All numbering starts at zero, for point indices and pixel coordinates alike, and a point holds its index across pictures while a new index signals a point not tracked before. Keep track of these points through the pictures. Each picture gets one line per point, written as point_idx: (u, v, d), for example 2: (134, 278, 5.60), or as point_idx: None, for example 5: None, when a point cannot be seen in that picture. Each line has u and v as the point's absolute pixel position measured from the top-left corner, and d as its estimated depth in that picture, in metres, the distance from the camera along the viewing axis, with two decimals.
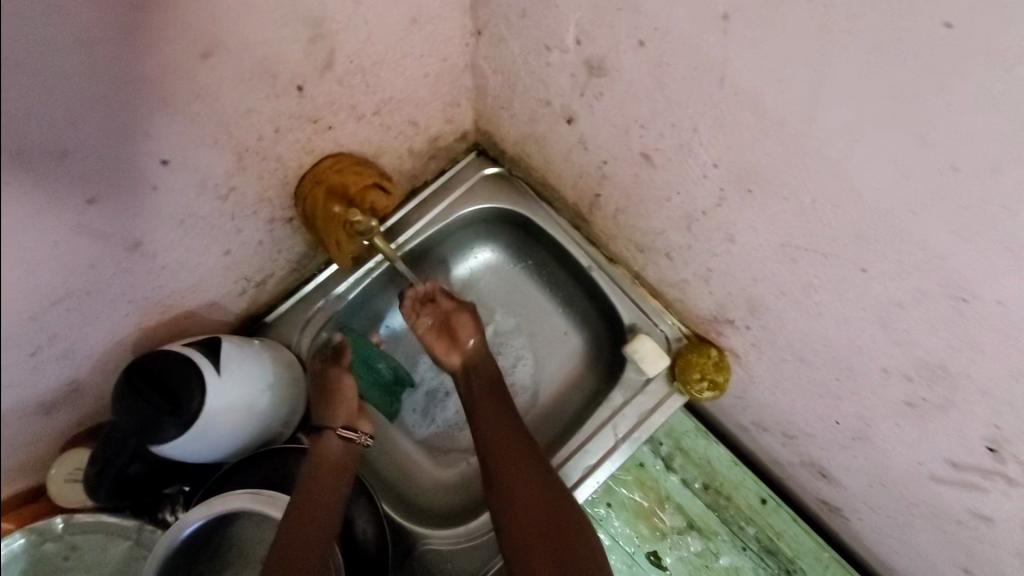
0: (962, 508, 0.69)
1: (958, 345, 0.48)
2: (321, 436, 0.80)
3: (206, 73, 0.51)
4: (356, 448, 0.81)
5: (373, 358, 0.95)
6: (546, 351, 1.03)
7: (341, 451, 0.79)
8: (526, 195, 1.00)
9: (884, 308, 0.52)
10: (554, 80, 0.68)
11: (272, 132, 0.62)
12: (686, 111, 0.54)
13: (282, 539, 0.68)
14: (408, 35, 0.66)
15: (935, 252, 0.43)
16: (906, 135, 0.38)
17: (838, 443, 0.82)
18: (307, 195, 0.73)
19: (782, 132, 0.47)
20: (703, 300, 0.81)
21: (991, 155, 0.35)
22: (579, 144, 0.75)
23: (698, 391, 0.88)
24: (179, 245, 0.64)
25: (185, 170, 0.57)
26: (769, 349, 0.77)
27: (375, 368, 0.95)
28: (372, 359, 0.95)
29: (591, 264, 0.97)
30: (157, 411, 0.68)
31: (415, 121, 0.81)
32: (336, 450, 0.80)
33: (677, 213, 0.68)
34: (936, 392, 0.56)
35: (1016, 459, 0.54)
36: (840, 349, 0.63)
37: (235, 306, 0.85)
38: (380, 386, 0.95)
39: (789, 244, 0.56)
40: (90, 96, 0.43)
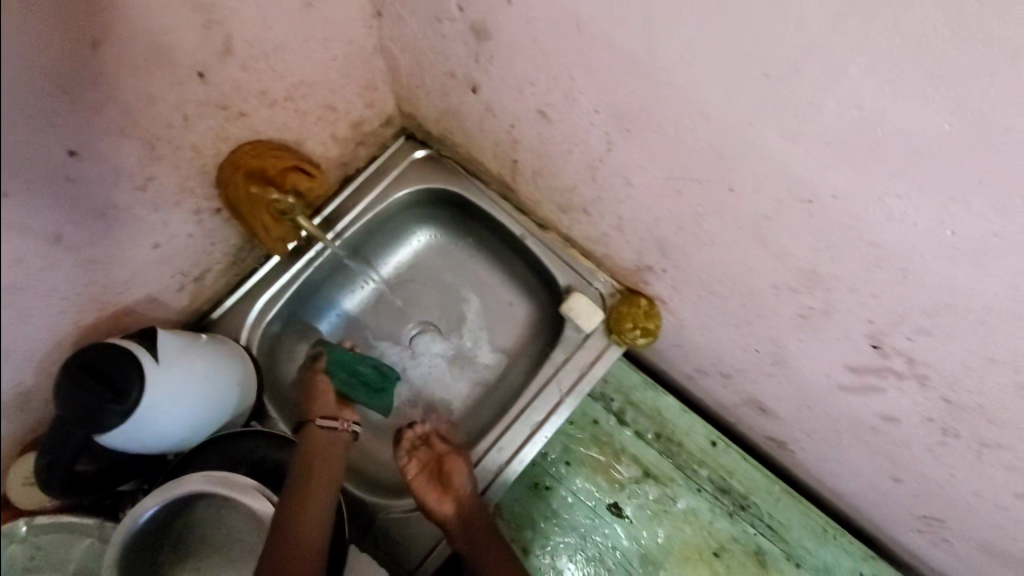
0: (873, 417, 0.73)
1: (820, 247, 0.53)
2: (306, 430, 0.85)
3: (103, 63, 0.54)
4: (343, 435, 0.86)
5: (351, 362, 0.95)
6: (493, 321, 1.07)
7: (327, 439, 0.84)
8: (456, 172, 1.02)
9: (756, 224, 0.57)
10: (451, 50, 0.72)
11: (182, 119, 0.65)
12: (560, 62, 0.59)
13: (277, 523, 0.70)
14: (306, 18, 0.70)
15: (773, 158, 0.48)
16: (725, 50, 0.43)
17: (763, 373, 0.86)
18: (228, 182, 0.76)
19: (635, 67, 0.51)
20: (624, 251, 0.86)
21: (789, 59, 0.40)
22: (487, 111, 0.79)
23: (633, 339, 0.93)
24: (102, 237, 0.67)
25: (97, 161, 0.60)
26: (686, 288, 0.81)
27: (353, 370, 0.95)
28: (349, 362, 0.95)
29: (524, 232, 1.00)
30: (99, 399, 0.69)
31: (333, 106, 0.85)
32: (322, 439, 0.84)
33: (580, 164, 0.73)
34: (818, 299, 0.61)
35: (896, 352, 0.59)
36: (736, 272, 0.67)
37: (177, 302, 0.87)
38: (364, 386, 0.95)
39: (670, 176, 0.61)
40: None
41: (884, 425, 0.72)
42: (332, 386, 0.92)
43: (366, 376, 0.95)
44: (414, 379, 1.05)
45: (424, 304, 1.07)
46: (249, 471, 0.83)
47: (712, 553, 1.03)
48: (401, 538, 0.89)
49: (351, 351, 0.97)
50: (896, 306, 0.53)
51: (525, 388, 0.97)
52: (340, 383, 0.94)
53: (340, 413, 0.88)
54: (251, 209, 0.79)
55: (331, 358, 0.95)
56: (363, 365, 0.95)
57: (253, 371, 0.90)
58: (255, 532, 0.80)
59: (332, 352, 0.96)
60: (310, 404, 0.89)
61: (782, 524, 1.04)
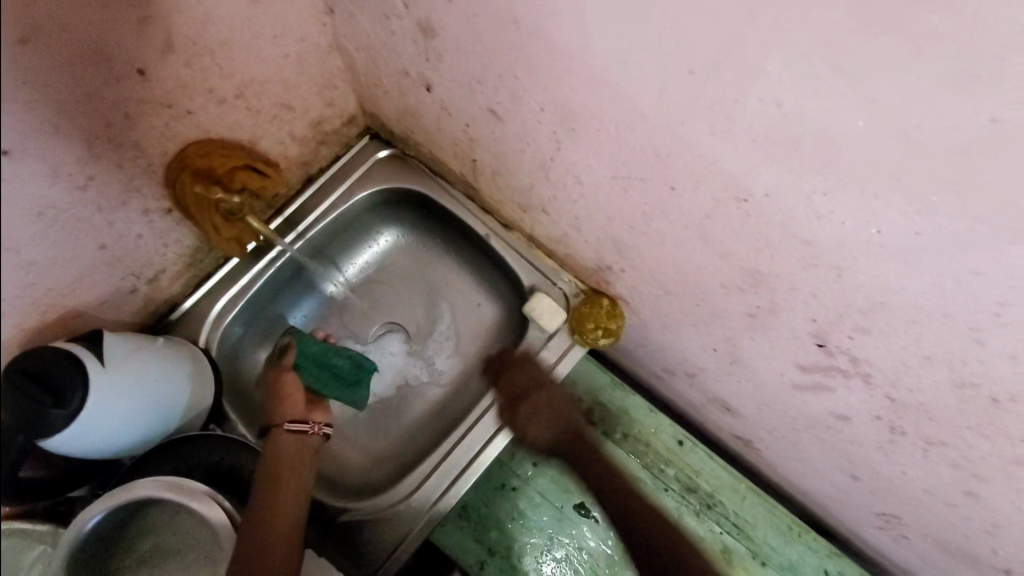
0: (828, 415, 0.73)
1: (760, 245, 0.53)
2: (271, 437, 0.82)
3: (31, 59, 0.51)
4: (312, 439, 0.85)
5: (323, 355, 0.93)
6: (461, 323, 1.06)
7: (294, 443, 0.82)
8: (421, 173, 1.01)
9: (699, 223, 0.57)
10: (402, 48, 0.71)
11: (123, 117, 0.64)
12: (504, 61, 0.58)
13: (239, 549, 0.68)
14: (253, 15, 0.68)
15: (707, 157, 0.48)
16: (652, 47, 0.43)
17: (723, 372, 0.86)
18: (177, 181, 0.75)
19: (573, 66, 0.51)
20: (585, 252, 0.85)
21: (711, 56, 0.40)
22: (443, 110, 0.78)
23: (594, 339, 0.92)
24: (42, 239, 0.65)
25: (31, 161, 0.58)
26: (645, 288, 0.81)
27: (327, 363, 0.93)
28: (320, 354, 0.93)
29: (488, 232, 0.99)
30: (38, 406, 0.67)
31: (289, 105, 0.84)
32: (289, 445, 0.82)
33: (534, 163, 0.72)
34: (763, 298, 0.61)
35: (840, 350, 0.60)
36: (686, 271, 0.68)
37: (130, 304, 0.85)
38: (337, 379, 0.92)
39: (617, 175, 0.60)
40: None
41: (837, 423, 0.72)
42: (301, 383, 0.90)
43: (341, 369, 0.93)
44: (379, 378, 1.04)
45: (390, 305, 1.06)
46: (205, 476, 0.82)
47: (679, 552, 1.03)
48: (362, 540, 0.88)
49: (323, 342, 0.94)
50: (835, 304, 0.54)
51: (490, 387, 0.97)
52: (310, 378, 0.91)
53: (309, 416, 0.86)
54: (199, 208, 0.78)
55: (300, 350, 0.92)
56: (338, 358, 0.93)
57: (211, 372, 0.89)
58: (210, 537, 0.78)
59: (303, 344, 0.92)
60: (281, 407, 0.86)
61: (749, 522, 1.04)
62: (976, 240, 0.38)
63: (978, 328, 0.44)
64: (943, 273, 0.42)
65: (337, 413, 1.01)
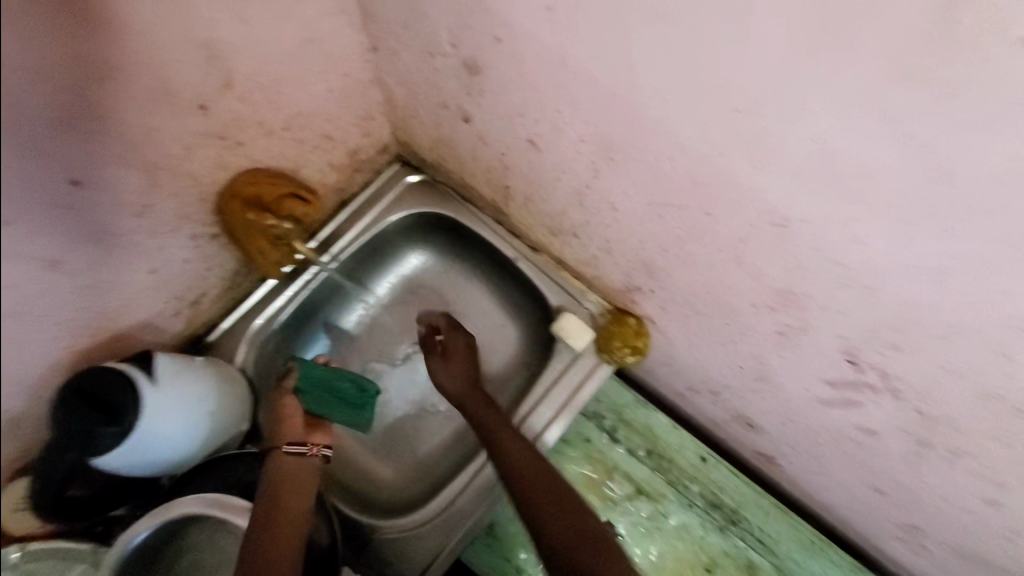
0: (854, 428, 0.75)
1: (794, 267, 0.57)
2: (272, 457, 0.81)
3: (109, 98, 0.56)
4: (312, 461, 0.82)
5: (326, 378, 0.91)
6: (487, 342, 1.08)
7: (294, 465, 0.80)
8: (449, 198, 1.05)
9: (735, 247, 0.61)
10: (444, 83, 0.75)
11: (183, 149, 0.68)
12: (548, 95, 0.61)
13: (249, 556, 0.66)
14: (304, 53, 0.72)
15: (748, 186, 0.52)
16: (700, 88, 0.46)
17: (749, 387, 0.89)
18: (226, 209, 0.78)
19: (618, 103, 0.54)
20: (614, 273, 0.88)
21: (756, 96, 0.44)
22: (479, 140, 0.82)
23: (622, 357, 0.94)
24: (100, 264, 0.68)
25: (99, 191, 0.62)
26: (674, 308, 0.84)
27: (329, 386, 0.92)
28: (323, 379, 0.91)
29: (517, 255, 1.03)
30: (91, 421, 0.69)
31: (329, 135, 0.88)
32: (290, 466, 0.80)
33: (569, 190, 0.75)
34: (795, 316, 0.65)
35: (869, 365, 0.63)
36: (717, 292, 0.71)
37: (171, 326, 0.88)
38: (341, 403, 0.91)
39: (653, 202, 0.64)
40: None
41: (862, 436, 0.75)
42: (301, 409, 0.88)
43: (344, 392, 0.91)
44: (405, 398, 1.06)
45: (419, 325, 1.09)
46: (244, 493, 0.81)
47: (704, 567, 1.06)
48: (394, 560, 0.89)
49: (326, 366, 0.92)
50: (867, 321, 0.57)
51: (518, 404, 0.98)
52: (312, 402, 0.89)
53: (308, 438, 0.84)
54: (247, 234, 0.80)
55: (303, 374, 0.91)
56: (341, 380, 0.91)
57: (247, 389, 0.91)
58: None
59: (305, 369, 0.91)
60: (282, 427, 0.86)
61: (771, 536, 1.04)
62: (1005, 263, 0.41)
63: (1007, 345, 0.47)
64: (975, 293, 0.45)
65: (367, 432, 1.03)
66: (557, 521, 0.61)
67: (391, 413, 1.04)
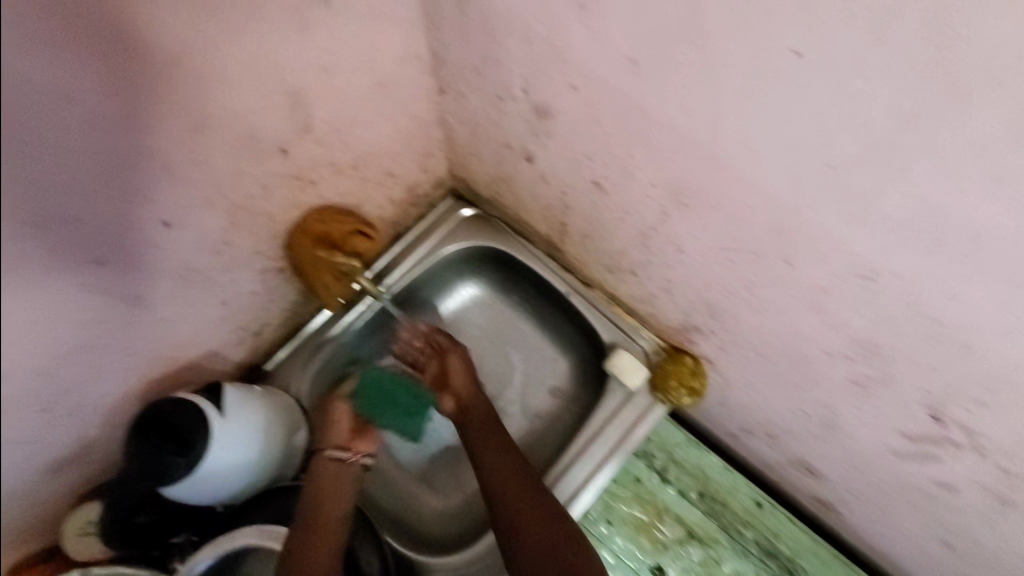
0: (930, 483, 0.71)
1: (879, 320, 0.55)
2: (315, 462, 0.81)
3: (202, 144, 0.60)
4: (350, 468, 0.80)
5: (379, 381, 0.89)
6: (536, 376, 1.08)
7: (333, 471, 0.79)
8: (502, 232, 1.06)
9: (813, 297, 0.59)
10: (510, 125, 0.76)
11: (262, 190, 0.71)
12: (622, 142, 0.62)
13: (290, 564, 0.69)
14: (377, 97, 0.75)
15: (834, 239, 0.51)
16: (792, 144, 0.46)
17: (813, 434, 0.85)
18: (295, 245, 0.80)
19: (698, 152, 0.54)
20: (672, 312, 0.87)
21: (853, 153, 0.43)
22: (541, 179, 0.83)
23: (679, 398, 0.92)
24: (179, 297, 0.71)
25: (184, 229, 0.65)
26: (736, 350, 0.81)
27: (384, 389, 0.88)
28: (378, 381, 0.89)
29: (569, 289, 1.02)
30: (165, 451, 0.72)
31: (392, 172, 0.90)
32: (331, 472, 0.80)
33: (632, 232, 0.75)
34: (874, 367, 0.62)
35: (954, 422, 0.60)
36: (787, 338, 0.69)
37: (235, 355, 0.90)
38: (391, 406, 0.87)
39: (725, 248, 0.63)
40: (100, 154, 0.51)
41: (940, 492, 0.71)
42: (350, 413, 0.85)
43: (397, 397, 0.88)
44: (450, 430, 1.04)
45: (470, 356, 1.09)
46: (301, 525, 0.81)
47: None
48: None
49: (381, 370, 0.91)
50: (957, 377, 0.55)
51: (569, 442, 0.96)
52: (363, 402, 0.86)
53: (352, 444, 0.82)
54: (314, 269, 0.82)
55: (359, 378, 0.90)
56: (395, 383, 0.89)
57: (303, 418, 0.90)
58: None
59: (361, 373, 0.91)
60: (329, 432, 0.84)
61: None
62: None
63: None
64: None
65: (414, 465, 1.03)
66: (541, 521, 0.74)
67: (440, 440, 1.04)
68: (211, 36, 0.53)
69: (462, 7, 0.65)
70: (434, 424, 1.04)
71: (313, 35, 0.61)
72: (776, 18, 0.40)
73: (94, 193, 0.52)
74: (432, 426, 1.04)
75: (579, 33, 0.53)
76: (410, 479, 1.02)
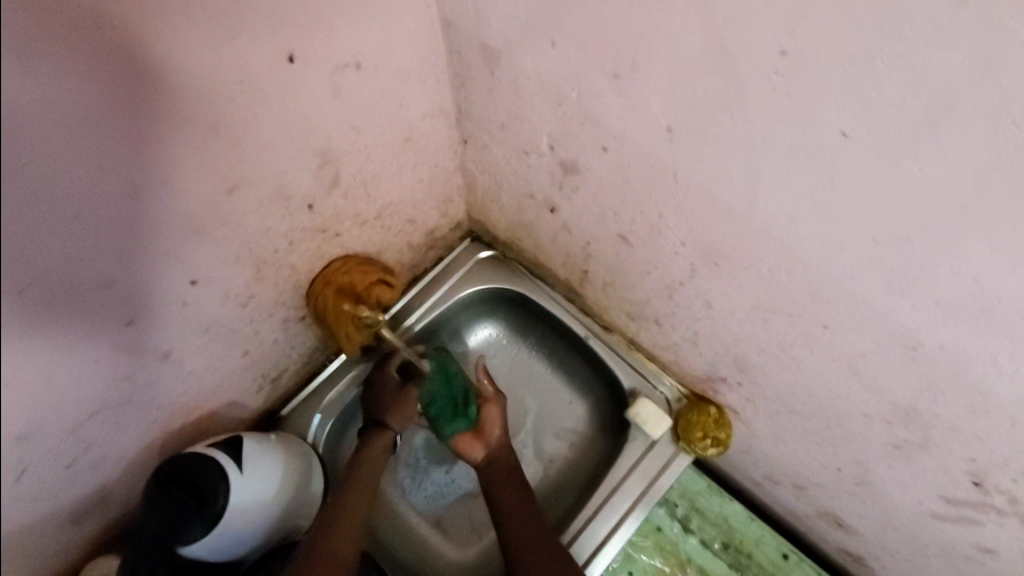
0: (969, 546, 0.69)
1: (920, 387, 0.54)
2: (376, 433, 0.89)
3: (232, 205, 0.60)
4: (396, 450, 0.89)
5: (448, 375, 0.91)
6: (554, 420, 1.05)
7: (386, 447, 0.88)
8: (520, 274, 1.05)
9: (850, 360, 0.58)
10: (535, 177, 0.77)
11: (288, 244, 0.71)
12: (652, 202, 0.62)
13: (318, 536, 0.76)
14: (402, 150, 0.76)
15: (877, 308, 0.50)
16: (834, 217, 0.46)
17: (844, 490, 0.82)
18: (319, 294, 0.80)
19: (734, 219, 0.54)
20: (696, 362, 0.85)
21: (902, 231, 0.42)
22: (564, 229, 0.82)
23: (703, 449, 0.90)
24: (203, 351, 0.70)
25: (211, 286, 0.64)
26: (764, 403, 0.80)
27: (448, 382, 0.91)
28: (448, 375, 0.91)
29: (588, 332, 1.01)
30: (184, 509, 0.69)
31: (413, 219, 0.90)
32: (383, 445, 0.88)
33: (658, 284, 0.74)
34: (913, 431, 0.60)
35: (997, 489, 0.58)
36: (821, 397, 0.67)
37: (254, 402, 0.89)
38: (444, 400, 0.89)
39: (758, 307, 0.62)
40: (136, 220, 0.52)
41: (980, 556, 0.68)
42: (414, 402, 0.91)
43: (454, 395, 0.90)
44: (462, 477, 1.01)
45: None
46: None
47: None
48: None
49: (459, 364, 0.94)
50: (1003, 448, 0.53)
51: (592, 493, 0.94)
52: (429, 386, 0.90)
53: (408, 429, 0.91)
54: (336, 320, 0.82)
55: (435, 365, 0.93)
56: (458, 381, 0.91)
57: (320, 469, 0.88)
58: None
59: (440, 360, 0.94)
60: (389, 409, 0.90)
61: None
62: None
63: None
64: None
65: (426, 515, 0.99)
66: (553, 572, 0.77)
67: (456, 492, 1.00)
68: (242, 102, 0.53)
69: (490, 68, 0.65)
70: (451, 472, 1.01)
71: (344, 96, 0.62)
72: (823, 99, 0.39)
73: (133, 254, 0.53)
74: (449, 477, 1.01)
75: (613, 101, 0.54)
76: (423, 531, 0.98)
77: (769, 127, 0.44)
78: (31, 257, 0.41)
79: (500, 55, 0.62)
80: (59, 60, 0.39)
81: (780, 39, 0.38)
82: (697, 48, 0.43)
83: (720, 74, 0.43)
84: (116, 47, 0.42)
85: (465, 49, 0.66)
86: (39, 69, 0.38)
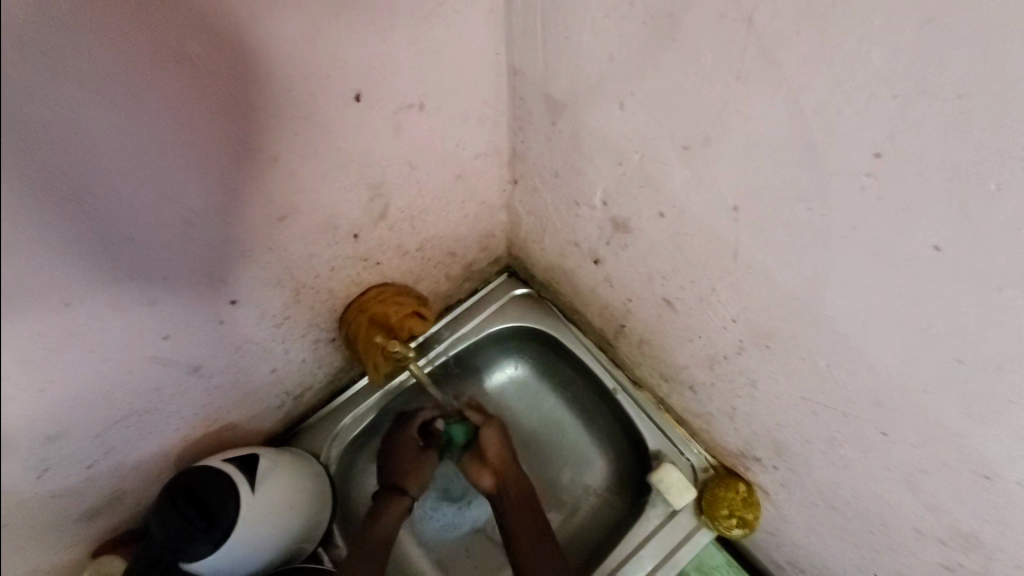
0: None
1: (986, 516, 0.49)
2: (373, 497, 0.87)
3: (282, 232, 0.60)
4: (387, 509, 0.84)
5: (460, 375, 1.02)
6: (573, 464, 1.01)
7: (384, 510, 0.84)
8: (554, 316, 1.02)
9: (908, 472, 0.53)
10: (583, 228, 0.75)
11: (328, 270, 0.71)
12: (705, 272, 0.59)
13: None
14: (453, 187, 0.75)
15: (948, 428, 0.46)
16: (911, 326, 0.43)
17: None
18: (352, 320, 0.80)
19: (794, 304, 0.51)
20: (730, 435, 0.81)
21: (992, 356, 0.39)
22: (606, 281, 0.80)
23: (727, 527, 0.84)
24: (232, 365, 0.71)
25: (248, 305, 0.65)
26: (799, 492, 0.74)
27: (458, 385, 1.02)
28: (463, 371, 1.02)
29: (617, 386, 0.97)
30: (193, 527, 0.69)
31: (454, 252, 0.89)
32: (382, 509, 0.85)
33: (700, 354, 0.71)
34: (972, 559, 0.54)
35: None
36: (866, 500, 0.62)
37: (275, 417, 0.89)
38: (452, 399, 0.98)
39: (809, 397, 0.58)
40: (188, 246, 0.52)
41: None
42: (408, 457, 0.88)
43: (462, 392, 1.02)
44: (472, 494, 0.98)
45: (517, 435, 1.03)
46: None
47: None
48: None
49: (466, 367, 1.02)
50: None
51: (612, 549, 0.91)
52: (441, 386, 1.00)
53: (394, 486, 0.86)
54: (366, 349, 0.82)
55: (442, 370, 1.00)
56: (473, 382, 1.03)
57: (330, 492, 0.86)
58: None
59: (447, 364, 1.00)
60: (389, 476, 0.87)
61: None
62: None
63: None
64: None
65: (441, 541, 0.96)
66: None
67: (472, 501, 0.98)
68: (304, 137, 0.54)
69: (551, 118, 0.65)
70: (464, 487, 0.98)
71: (404, 134, 0.62)
72: (919, 206, 0.37)
73: (175, 277, 0.53)
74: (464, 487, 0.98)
75: (678, 171, 0.53)
76: (430, 557, 0.94)
77: (851, 225, 0.42)
78: (62, 270, 0.42)
79: (565, 108, 0.61)
80: (130, 95, 0.40)
81: (875, 141, 0.36)
82: (778, 137, 0.42)
83: (803, 166, 0.42)
84: (199, 82, 0.43)
85: (529, 98, 0.66)
86: (110, 101, 0.39)
